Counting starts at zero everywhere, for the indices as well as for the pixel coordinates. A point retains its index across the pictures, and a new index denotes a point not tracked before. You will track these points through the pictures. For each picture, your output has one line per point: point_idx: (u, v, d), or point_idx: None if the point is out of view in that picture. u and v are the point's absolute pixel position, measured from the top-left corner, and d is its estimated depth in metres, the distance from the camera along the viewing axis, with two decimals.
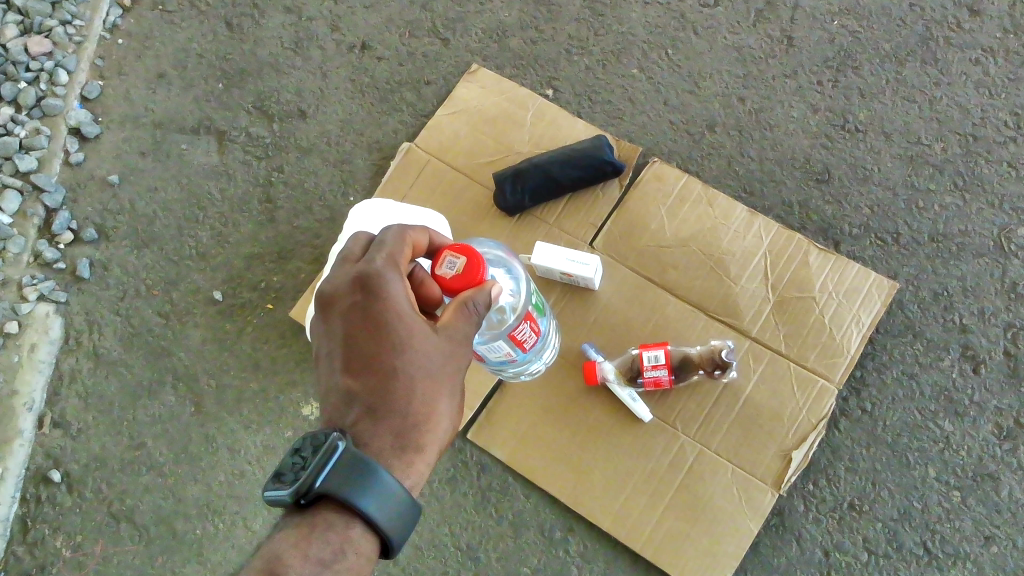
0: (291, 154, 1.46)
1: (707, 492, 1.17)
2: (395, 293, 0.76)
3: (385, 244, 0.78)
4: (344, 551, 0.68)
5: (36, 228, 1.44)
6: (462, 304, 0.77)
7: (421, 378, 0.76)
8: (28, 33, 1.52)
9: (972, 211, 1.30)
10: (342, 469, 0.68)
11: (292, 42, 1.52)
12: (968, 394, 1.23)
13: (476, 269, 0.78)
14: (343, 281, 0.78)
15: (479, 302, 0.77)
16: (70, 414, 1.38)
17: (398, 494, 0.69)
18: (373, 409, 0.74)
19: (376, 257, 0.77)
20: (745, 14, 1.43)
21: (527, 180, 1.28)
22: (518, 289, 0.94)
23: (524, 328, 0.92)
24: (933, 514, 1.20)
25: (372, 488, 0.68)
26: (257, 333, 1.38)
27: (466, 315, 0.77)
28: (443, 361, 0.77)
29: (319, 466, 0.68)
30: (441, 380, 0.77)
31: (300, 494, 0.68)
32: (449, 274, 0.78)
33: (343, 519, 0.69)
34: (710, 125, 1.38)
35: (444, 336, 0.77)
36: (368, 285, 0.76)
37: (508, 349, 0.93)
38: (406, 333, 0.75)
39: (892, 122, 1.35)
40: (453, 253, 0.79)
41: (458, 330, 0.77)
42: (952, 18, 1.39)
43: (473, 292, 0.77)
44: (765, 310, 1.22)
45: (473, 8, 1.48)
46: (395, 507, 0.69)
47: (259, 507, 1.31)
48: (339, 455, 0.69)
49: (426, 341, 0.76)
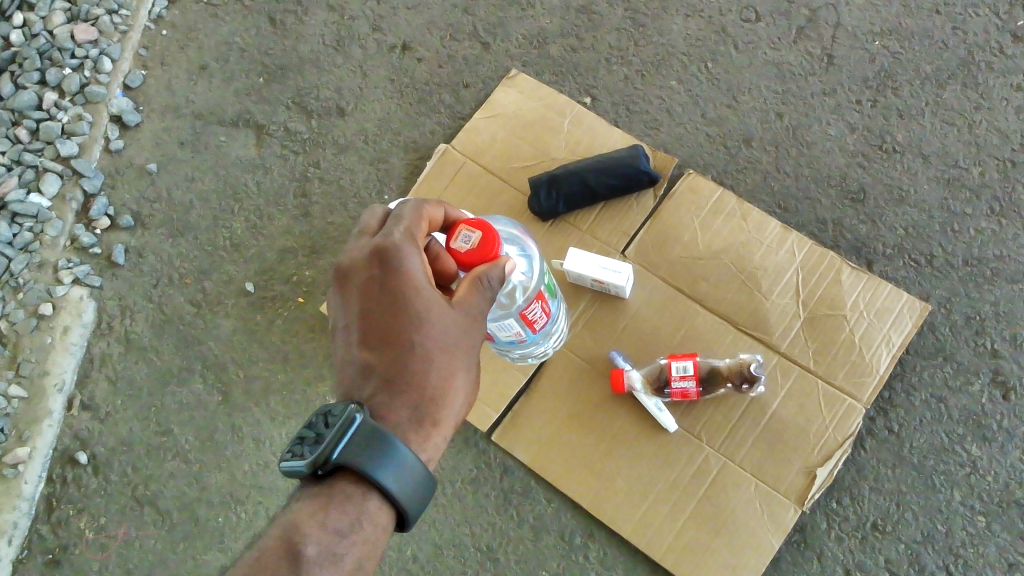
0: (328, 150, 1.47)
1: (729, 504, 1.17)
2: (412, 269, 0.76)
3: (402, 218, 0.78)
4: (361, 522, 0.70)
5: (74, 212, 1.46)
6: (476, 280, 0.77)
7: (438, 352, 0.77)
8: (75, 21, 1.54)
9: (1008, 237, 1.30)
10: (359, 441, 0.70)
11: (334, 39, 1.53)
12: (997, 419, 1.23)
13: (491, 244, 0.78)
14: (360, 255, 0.79)
15: (493, 278, 0.77)
16: (99, 397, 1.40)
17: (414, 467, 0.71)
18: (389, 382, 0.76)
19: (393, 231, 0.78)
20: (787, 31, 1.43)
21: (562, 187, 1.28)
22: (532, 269, 0.94)
23: (535, 308, 0.93)
24: (956, 538, 1.19)
25: (388, 460, 0.70)
26: (288, 325, 1.40)
27: (480, 291, 0.77)
28: (459, 337, 0.78)
29: (336, 437, 0.70)
30: (457, 355, 0.78)
31: (318, 465, 0.70)
32: (464, 248, 0.78)
33: (360, 490, 0.71)
34: (747, 140, 1.38)
35: (461, 312, 0.78)
36: (386, 260, 0.77)
37: (518, 328, 0.94)
38: (423, 308, 0.76)
39: (930, 144, 1.35)
40: (469, 227, 0.78)
41: (473, 306, 0.78)
42: (994, 44, 1.39)
43: (487, 268, 0.77)
44: (795, 326, 1.23)
45: (514, 14, 1.49)
46: (411, 479, 0.71)
47: (282, 498, 1.33)
48: (356, 428, 0.70)
49: (444, 316, 0.77)
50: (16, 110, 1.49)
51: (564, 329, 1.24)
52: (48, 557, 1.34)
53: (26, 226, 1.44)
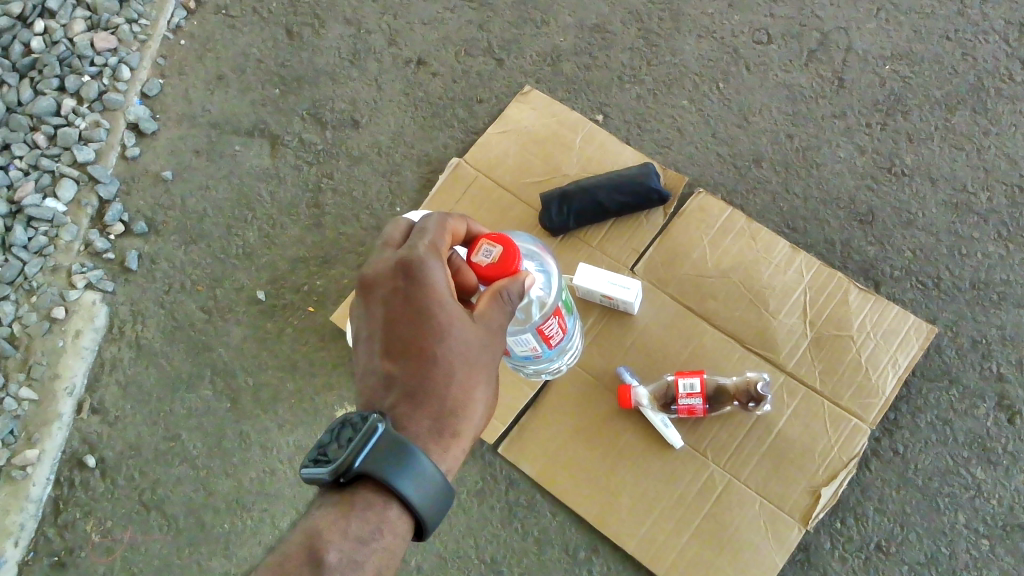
0: (342, 162, 1.49)
1: (734, 522, 1.18)
2: (435, 281, 0.77)
3: (426, 231, 0.80)
4: (381, 531, 0.71)
5: (89, 217, 1.48)
6: (497, 294, 0.78)
7: (459, 364, 0.78)
8: (95, 29, 1.56)
9: (1014, 262, 1.31)
10: (381, 451, 0.71)
11: (350, 53, 1.55)
12: (1002, 443, 1.23)
13: (511, 259, 0.79)
14: (384, 267, 0.80)
15: (513, 292, 0.79)
16: (109, 401, 1.41)
17: (434, 477, 0.72)
18: (411, 393, 0.77)
19: (418, 244, 0.79)
20: (798, 53, 1.45)
21: (573, 203, 1.30)
22: (549, 285, 0.95)
23: (551, 323, 0.94)
24: (960, 560, 1.19)
25: (410, 470, 0.71)
26: (298, 334, 1.41)
27: (500, 305, 0.79)
28: (479, 350, 0.79)
29: (358, 446, 0.71)
30: (477, 368, 0.79)
31: (339, 473, 0.71)
32: (484, 263, 0.80)
33: (381, 499, 0.71)
34: (757, 160, 1.40)
35: (482, 325, 0.79)
36: (410, 272, 0.78)
37: (534, 343, 0.95)
38: (446, 320, 0.77)
39: (939, 168, 1.36)
40: (490, 242, 0.80)
41: (494, 320, 0.79)
42: (1003, 70, 1.40)
43: (507, 282, 0.79)
44: (802, 346, 1.24)
45: (529, 32, 1.51)
46: (430, 489, 0.72)
47: (288, 506, 1.33)
48: (378, 438, 0.71)
49: (465, 329, 0.78)
50: (34, 116, 1.50)
51: (578, 345, 1.24)
52: (53, 560, 1.34)
53: (41, 230, 1.45)
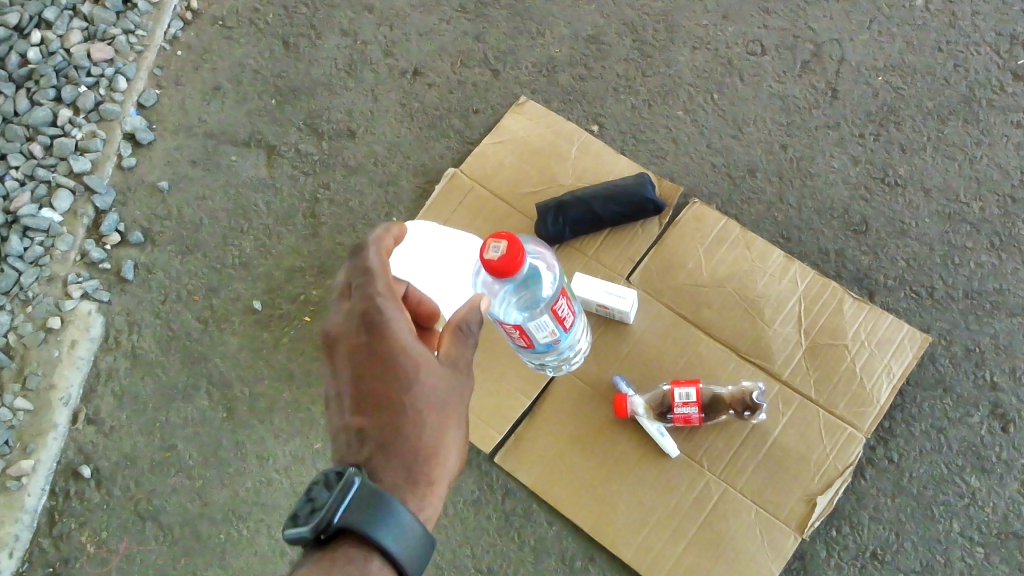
0: (338, 172, 1.49)
1: (731, 530, 1.18)
2: (394, 325, 0.82)
3: (379, 276, 0.84)
4: None
5: (85, 227, 1.48)
6: (457, 329, 0.83)
7: (429, 412, 0.80)
8: (91, 40, 1.57)
9: (1007, 271, 1.32)
10: (359, 504, 0.68)
11: (346, 63, 1.56)
12: (996, 451, 1.24)
13: (516, 253, 0.80)
14: (345, 326, 0.83)
15: (471, 325, 0.83)
16: (104, 411, 1.40)
17: (416, 529, 0.69)
18: (384, 444, 0.78)
19: (373, 289, 0.83)
20: (792, 65, 1.46)
21: (569, 213, 1.30)
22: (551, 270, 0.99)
23: (562, 303, 0.97)
24: (955, 568, 1.20)
25: (391, 519, 0.68)
26: (294, 344, 1.41)
27: (461, 340, 0.83)
28: (448, 395, 0.82)
29: (338, 498, 0.68)
30: (448, 414, 0.81)
31: (320, 529, 0.67)
32: (494, 258, 0.80)
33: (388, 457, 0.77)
34: (751, 170, 1.40)
35: (446, 365, 0.82)
36: (369, 319, 0.82)
37: (553, 326, 0.97)
38: (413, 366, 0.80)
39: (932, 178, 1.37)
40: (497, 239, 0.81)
41: (459, 357, 0.83)
42: (995, 81, 1.42)
43: (466, 317, 0.83)
44: (798, 354, 1.24)
45: (525, 43, 1.52)
46: (413, 541, 0.68)
47: (285, 516, 1.33)
48: (357, 489, 0.69)
49: (432, 375, 0.81)
50: (31, 126, 1.51)
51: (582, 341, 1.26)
52: (48, 571, 1.34)
53: (37, 240, 1.45)
